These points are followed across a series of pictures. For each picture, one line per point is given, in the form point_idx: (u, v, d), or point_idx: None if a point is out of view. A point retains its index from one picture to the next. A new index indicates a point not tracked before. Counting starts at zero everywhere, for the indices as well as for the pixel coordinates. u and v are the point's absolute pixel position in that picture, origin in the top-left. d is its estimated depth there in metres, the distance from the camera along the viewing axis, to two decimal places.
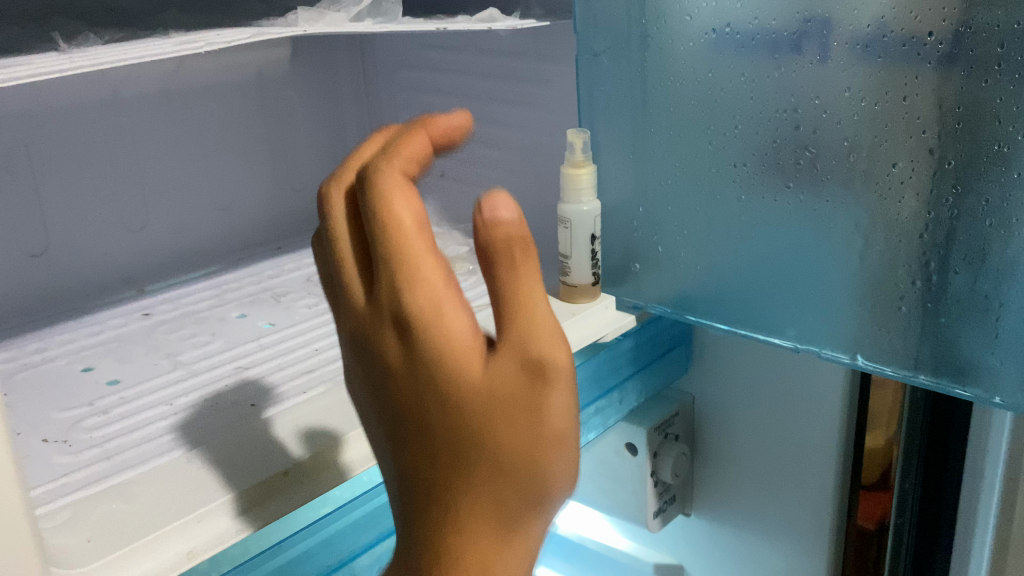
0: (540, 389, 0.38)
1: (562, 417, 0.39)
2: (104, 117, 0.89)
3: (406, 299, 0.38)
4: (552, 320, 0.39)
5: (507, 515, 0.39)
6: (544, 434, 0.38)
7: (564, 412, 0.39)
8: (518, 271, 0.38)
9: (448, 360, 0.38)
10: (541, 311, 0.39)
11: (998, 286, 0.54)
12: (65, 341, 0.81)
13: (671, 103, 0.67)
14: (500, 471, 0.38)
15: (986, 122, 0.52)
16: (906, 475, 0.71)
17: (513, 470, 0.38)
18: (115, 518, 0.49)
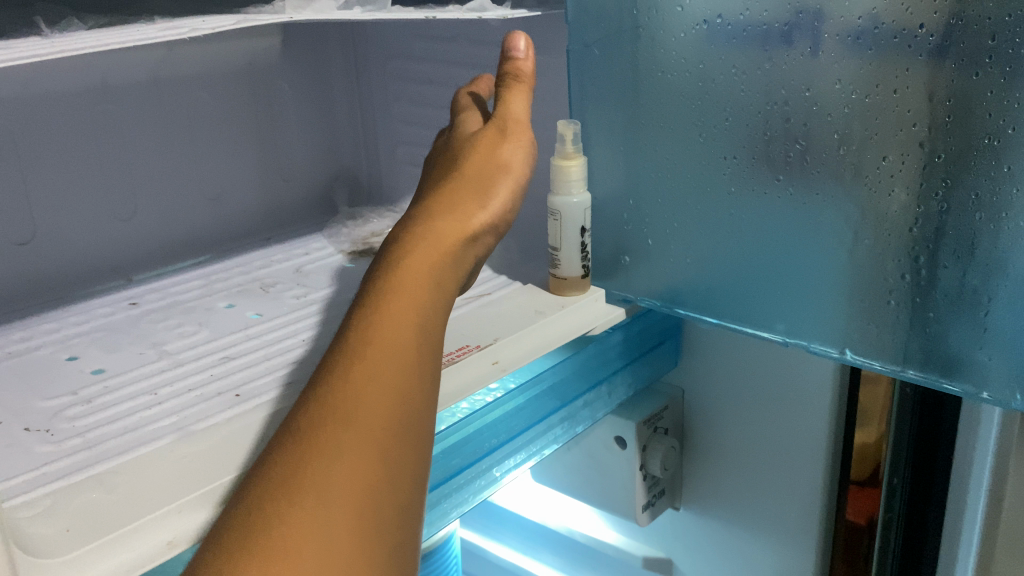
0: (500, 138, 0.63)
1: (514, 172, 0.62)
2: (92, 105, 0.88)
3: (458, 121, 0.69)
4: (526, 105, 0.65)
5: (462, 218, 0.56)
6: (501, 169, 0.62)
7: (496, 207, 0.59)
8: (511, 89, 0.66)
9: (472, 131, 0.66)
10: (518, 105, 0.65)
11: (987, 280, 0.54)
12: (51, 330, 0.80)
13: (662, 94, 0.67)
14: (468, 187, 0.60)
15: (976, 115, 0.52)
16: (895, 470, 0.71)
17: (478, 179, 0.60)
18: (95, 507, 0.49)
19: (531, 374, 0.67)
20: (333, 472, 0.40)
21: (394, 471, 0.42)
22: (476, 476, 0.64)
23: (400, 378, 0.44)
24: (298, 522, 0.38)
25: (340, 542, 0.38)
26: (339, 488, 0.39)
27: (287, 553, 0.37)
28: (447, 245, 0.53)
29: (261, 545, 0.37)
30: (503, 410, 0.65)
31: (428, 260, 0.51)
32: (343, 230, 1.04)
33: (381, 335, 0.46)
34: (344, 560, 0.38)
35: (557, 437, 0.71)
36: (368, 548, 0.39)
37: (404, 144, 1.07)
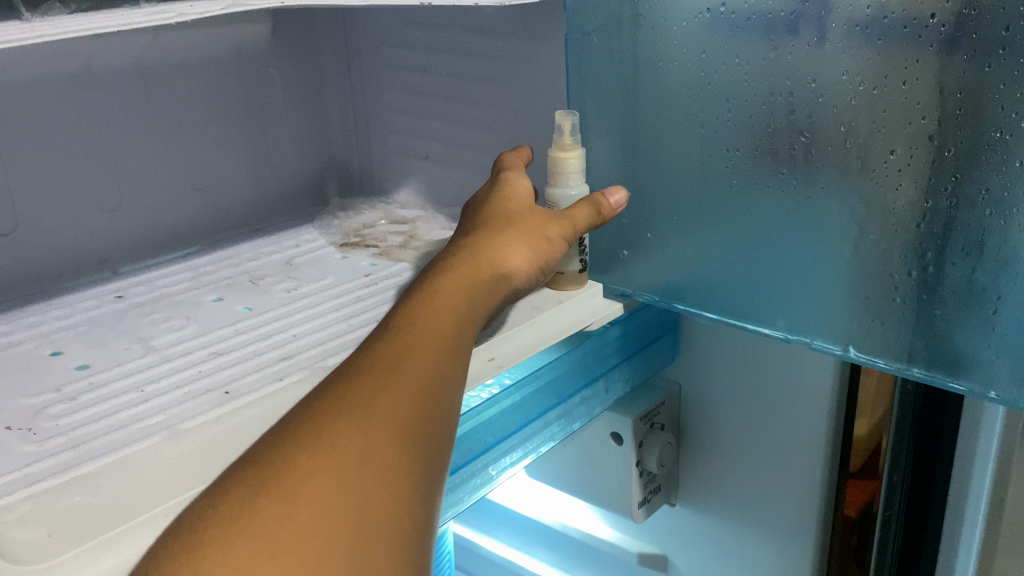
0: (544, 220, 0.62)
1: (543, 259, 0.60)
2: (76, 93, 0.86)
3: (505, 183, 0.66)
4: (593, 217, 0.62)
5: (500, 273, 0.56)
6: (541, 250, 0.60)
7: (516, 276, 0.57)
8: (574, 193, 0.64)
9: (515, 203, 0.63)
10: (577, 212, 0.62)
11: (996, 277, 0.53)
12: (34, 324, 0.78)
13: (663, 85, 0.65)
14: (513, 244, 0.58)
15: (987, 108, 0.51)
16: (895, 467, 0.70)
17: (522, 241, 0.59)
18: (78, 512, 0.47)
19: (528, 371, 0.66)
20: (376, 402, 0.39)
21: (431, 421, 0.40)
22: (472, 475, 0.63)
23: (434, 356, 0.44)
24: (338, 436, 0.37)
25: (377, 460, 0.37)
26: (380, 415, 0.38)
27: (326, 458, 0.36)
28: (479, 294, 0.53)
29: (300, 451, 0.36)
30: (499, 408, 0.63)
31: (461, 302, 0.51)
32: (334, 221, 1.02)
33: (420, 329, 0.46)
34: (379, 477, 0.36)
35: (553, 434, 0.70)
36: (404, 476, 0.37)
37: (396, 134, 1.05)
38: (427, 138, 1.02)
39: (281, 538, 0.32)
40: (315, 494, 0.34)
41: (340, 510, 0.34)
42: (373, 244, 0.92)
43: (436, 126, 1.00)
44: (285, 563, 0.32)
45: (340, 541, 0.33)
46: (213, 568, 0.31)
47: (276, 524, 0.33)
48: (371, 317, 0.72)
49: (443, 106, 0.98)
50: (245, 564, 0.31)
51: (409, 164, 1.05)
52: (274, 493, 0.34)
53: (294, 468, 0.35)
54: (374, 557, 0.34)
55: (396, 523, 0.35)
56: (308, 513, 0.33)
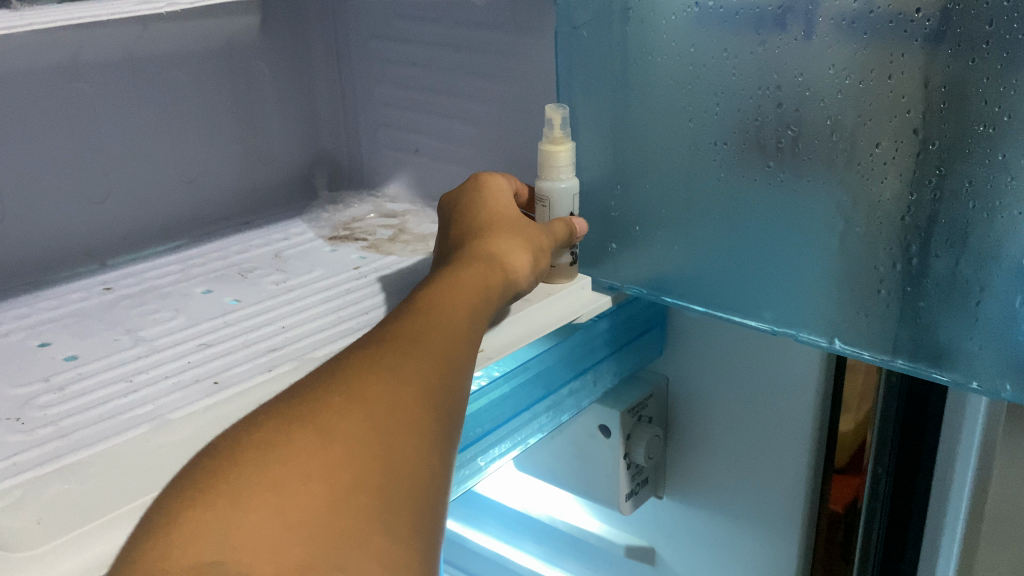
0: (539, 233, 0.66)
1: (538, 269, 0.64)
2: (63, 83, 0.86)
3: (499, 186, 0.69)
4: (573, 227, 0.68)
5: (506, 268, 0.60)
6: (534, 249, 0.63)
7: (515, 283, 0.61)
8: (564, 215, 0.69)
9: (511, 210, 0.67)
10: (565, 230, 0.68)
11: (980, 269, 0.54)
12: (21, 315, 0.78)
13: (652, 79, 0.66)
14: (514, 241, 0.62)
15: (971, 102, 0.51)
16: (879, 459, 0.71)
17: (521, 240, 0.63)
18: (67, 500, 0.47)
19: (517, 362, 0.66)
20: (404, 364, 0.42)
21: (450, 388, 0.44)
22: (461, 466, 0.63)
23: (452, 335, 0.47)
24: (370, 388, 0.40)
25: (405, 413, 0.40)
26: (407, 376, 0.42)
27: (358, 405, 0.39)
28: (489, 286, 0.57)
29: (334, 396, 0.39)
30: (488, 399, 0.63)
31: (473, 293, 0.54)
32: (323, 214, 1.03)
33: (438, 314, 0.49)
34: (406, 428, 0.39)
35: (542, 426, 0.70)
36: (428, 430, 0.40)
37: (386, 128, 1.05)
38: (418, 132, 1.02)
39: (316, 468, 0.35)
40: (347, 432, 0.37)
41: (370, 452, 0.37)
42: (363, 237, 0.93)
43: (427, 120, 1.00)
44: (316, 490, 0.35)
45: (368, 477, 0.36)
46: (250, 486, 0.34)
47: (312, 455, 0.36)
48: (361, 309, 0.73)
49: (433, 100, 0.98)
50: (280, 486, 0.34)
51: (399, 158, 1.06)
52: (310, 428, 0.37)
53: (328, 409, 0.38)
54: (397, 496, 0.37)
55: (419, 469, 0.38)
56: (342, 448, 0.36)
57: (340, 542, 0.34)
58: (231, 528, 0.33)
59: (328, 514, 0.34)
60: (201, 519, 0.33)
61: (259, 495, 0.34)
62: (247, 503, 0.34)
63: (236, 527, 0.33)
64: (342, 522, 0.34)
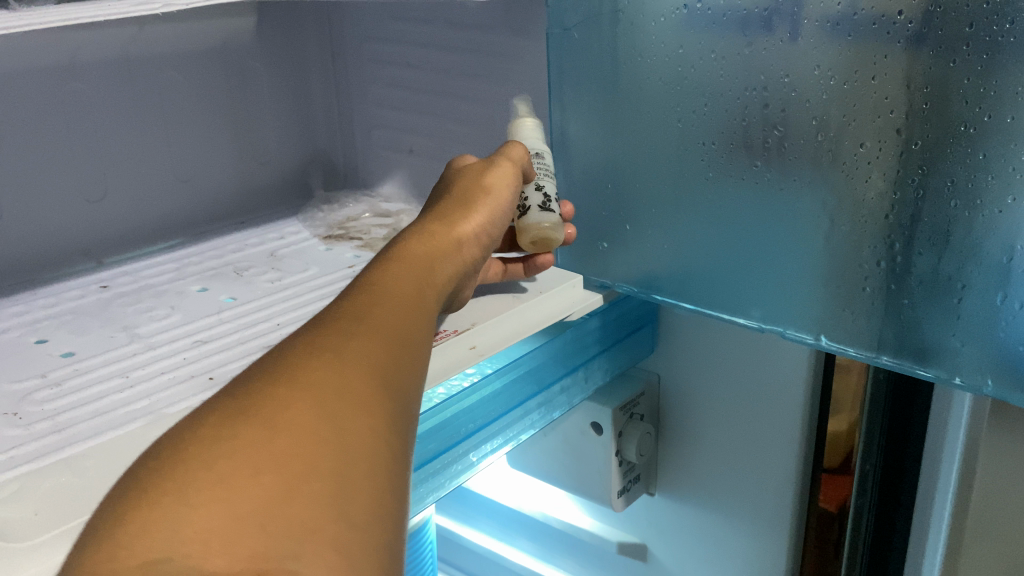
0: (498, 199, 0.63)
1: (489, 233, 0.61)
2: (60, 83, 0.87)
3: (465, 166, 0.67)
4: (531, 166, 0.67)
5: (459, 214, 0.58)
6: (489, 194, 0.62)
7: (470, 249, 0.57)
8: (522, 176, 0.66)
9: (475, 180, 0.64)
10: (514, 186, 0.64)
11: (961, 267, 0.55)
12: (19, 313, 0.78)
13: (642, 80, 0.67)
14: (468, 194, 0.61)
15: (952, 102, 0.52)
16: (867, 456, 0.72)
17: (473, 190, 0.62)
18: (64, 492, 0.48)
19: (509, 359, 0.67)
20: (351, 339, 0.38)
21: (407, 364, 0.40)
22: (453, 461, 0.64)
23: (410, 294, 0.45)
24: (315, 367, 0.35)
25: (357, 392, 0.35)
26: (357, 353, 0.37)
27: (304, 389, 0.34)
28: (441, 231, 0.55)
29: (278, 381, 0.34)
30: (480, 396, 0.64)
31: (424, 241, 0.53)
32: (318, 214, 1.03)
33: (395, 266, 0.48)
34: (361, 407, 0.34)
35: (534, 423, 0.71)
36: (385, 409, 0.36)
37: (381, 128, 1.06)
38: (412, 132, 1.03)
39: (262, 461, 0.31)
40: (296, 419, 0.32)
41: (322, 435, 0.32)
42: (357, 237, 0.93)
43: (421, 121, 1.01)
44: (266, 483, 0.30)
45: (321, 462, 0.31)
46: (192, 486, 0.29)
47: (256, 446, 0.31)
48: None
49: (427, 100, 0.99)
50: (225, 482, 0.30)
51: (394, 158, 1.06)
52: (254, 419, 0.32)
53: (272, 396, 0.33)
54: (359, 481, 0.32)
55: (381, 452, 0.34)
56: (290, 435, 0.32)
57: (300, 534, 0.29)
58: (176, 529, 0.28)
59: (282, 505, 0.29)
60: (143, 524, 0.28)
61: (202, 493, 0.29)
62: (192, 502, 0.29)
63: (182, 530, 0.28)
64: (299, 513, 0.30)
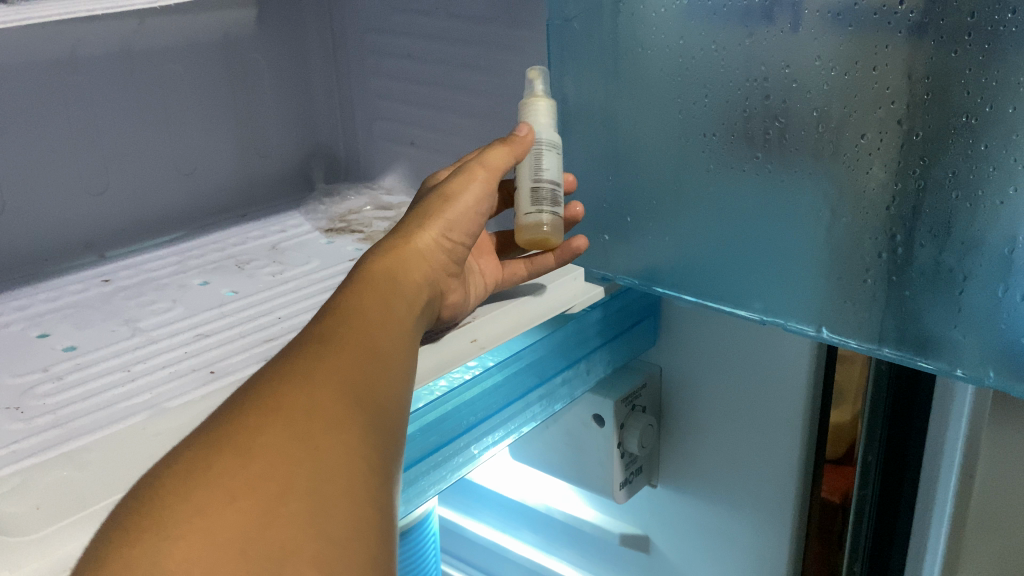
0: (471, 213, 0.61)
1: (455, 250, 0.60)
2: (62, 76, 0.87)
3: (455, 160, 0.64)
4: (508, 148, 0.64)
5: (412, 227, 0.57)
6: (450, 199, 0.60)
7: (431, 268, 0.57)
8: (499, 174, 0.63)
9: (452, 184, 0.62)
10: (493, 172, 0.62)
11: (963, 258, 0.54)
12: (21, 306, 0.79)
13: (642, 71, 0.66)
14: (429, 204, 0.60)
15: (953, 93, 0.52)
16: (869, 446, 0.71)
17: (432, 199, 0.60)
18: (65, 486, 0.48)
19: (509, 352, 0.67)
20: (318, 363, 0.40)
21: (377, 380, 0.41)
22: (454, 453, 0.64)
23: (378, 308, 0.47)
24: (286, 394, 0.37)
25: (325, 413, 0.37)
26: (326, 375, 0.39)
27: (274, 415, 0.36)
28: (398, 249, 0.55)
29: (248, 411, 0.36)
30: (481, 388, 0.64)
31: (381, 261, 0.53)
32: (320, 207, 1.04)
33: (361, 286, 0.49)
34: (331, 427, 0.37)
35: (535, 415, 0.71)
36: (356, 425, 0.38)
37: (382, 120, 1.06)
38: (413, 124, 1.02)
39: (238, 488, 0.33)
40: (268, 446, 0.35)
41: (292, 458, 0.35)
42: (359, 229, 0.93)
43: (421, 113, 1.01)
44: (243, 509, 0.32)
45: (295, 484, 0.34)
46: (174, 516, 0.32)
47: (231, 475, 0.33)
48: None
49: (428, 92, 0.99)
50: (203, 510, 0.32)
51: (395, 150, 1.06)
52: (227, 449, 0.34)
53: (244, 425, 0.35)
54: (332, 497, 0.34)
55: (352, 468, 0.36)
56: (263, 463, 0.34)
57: (277, 554, 0.32)
58: (157, 561, 0.30)
59: (259, 527, 0.32)
60: (127, 559, 0.30)
61: (183, 523, 0.31)
62: (173, 532, 0.31)
63: (164, 556, 0.30)
64: (275, 533, 0.32)
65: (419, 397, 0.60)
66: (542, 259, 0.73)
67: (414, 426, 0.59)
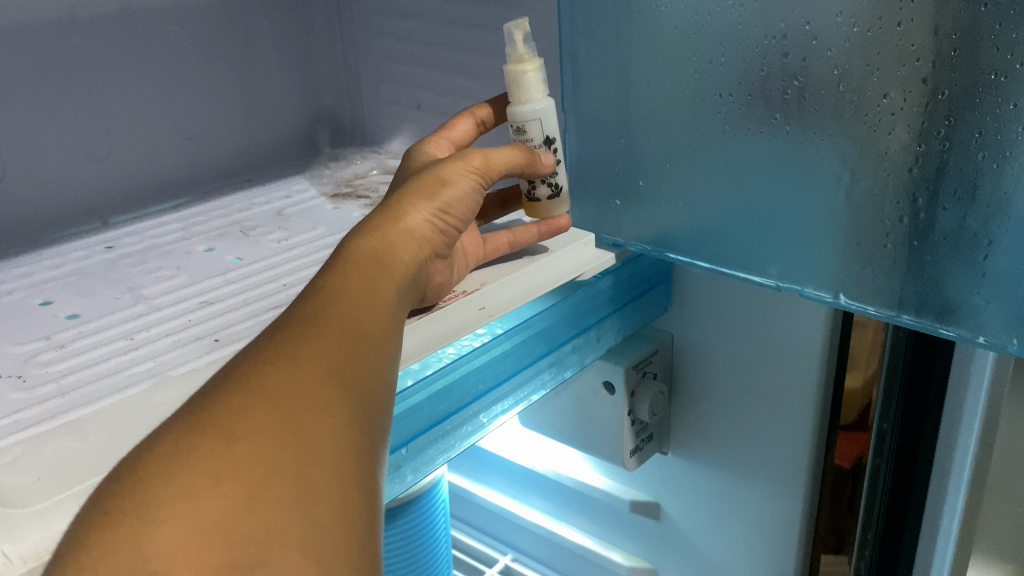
0: (467, 207, 0.58)
1: (446, 238, 0.57)
2: (60, 38, 0.85)
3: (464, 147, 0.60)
4: (518, 157, 0.62)
5: (402, 206, 0.54)
6: (447, 183, 0.57)
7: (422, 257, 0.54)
8: (502, 170, 0.61)
9: (451, 168, 0.58)
10: (501, 160, 0.61)
11: (988, 222, 0.52)
12: (25, 274, 0.78)
13: (656, 29, 0.64)
14: (425, 184, 0.57)
15: (982, 49, 0.50)
16: (884, 415, 0.70)
17: (429, 179, 0.57)
18: (68, 457, 0.47)
19: (518, 320, 0.66)
20: (304, 344, 0.38)
21: (365, 364, 0.40)
22: (464, 421, 0.63)
23: (364, 287, 0.45)
24: (269, 374, 0.36)
25: (309, 395, 0.36)
26: (312, 356, 0.38)
27: (257, 396, 0.35)
28: (382, 229, 0.51)
29: (234, 392, 0.35)
30: (489, 356, 0.63)
31: (364, 244, 0.49)
32: (325, 172, 1.02)
33: (347, 266, 0.46)
34: (316, 410, 0.36)
35: (545, 383, 0.70)
36: (344, 407, 0.37)
37: (389, 82, 1.04)
38: (419, 86, 1.00)
39: (223, 469, 0.32)
40: (253, 429, 0.34)
41: (277, 441, 0.34)
42: (365, 194, 0.92)
43: (427, 74, 0.99)
44: (227, 493, 0.32)
45: (281, 467, 0.33)
46: (157, 499, 0.31)
47: (214, 458, 0.32)
48: None
49: (433, 53, 0.97)
50: (187, 494, 0.31)
51: (401, 114, 1.04)
52: (210, 431, 0.33)
53: (227, 407, 0.35)
54: (321, 484, 0.34)
55: (336, 452, 0.35)
56: (248, 446, 0.33)
57: (263, 539, 0.31)
58: (142, 544, 0.30)
59: (243, 512, 0.31)
60: (111, 542, 0.30)
61: (166, 508, 0.31)
62: (157, 516, 0.31)
63: (149, 542, 0.30)
64: (260, 517, 0.32)
65: (428, 364, 0.59)
66: (524, 232, 0.70)
67: (423, 393, 0.58)
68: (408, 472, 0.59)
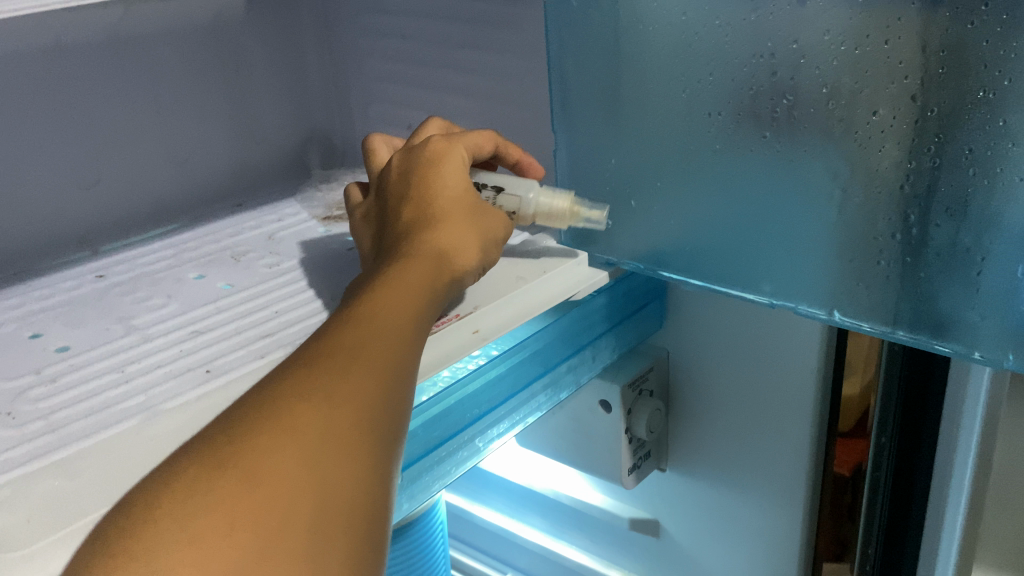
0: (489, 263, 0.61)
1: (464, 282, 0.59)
2: (49, 68, 0.85)
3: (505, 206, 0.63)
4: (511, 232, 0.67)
5: (457, 244, 0.55)
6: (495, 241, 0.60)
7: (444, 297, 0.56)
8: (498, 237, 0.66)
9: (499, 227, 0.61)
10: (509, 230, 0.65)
11: (981, 238, 0.52)
12: (14, 306, 0.77)
13: (645, 49, 0.64)
14: (483, 232, 0.58)
15: (970, 66, 0.50)
16: (883, 428, 0.69)
17: (487, 229, 0.59)
18: (58, 497, 0.47)
19: (514, 341, 0.65)
20: (337, 382, 0.39)
21: (395, 405, 0.41)
22: (458, 447, 0.63)
23: (406, 321, 0.46)
24: (300, 414, 0.37)
25: (335, 441, 0.37)
26: (347, 398, 0.39)
27: (288, 438, 0.36)
28: (439, 259, 0.52)
29: (263, 430, 0.36)
30: (484, 380, 0.63)
31: (424, 274, 0.50)
32: (317, 193, 1.02)
33: (403, 298, 0.47)
34: (338, 458, 0.37)
35: (541, 405, 0.70)
36: (364, 457, 0.38)
37: (379, 102, 1.04)
38: (409, 105, 1.00)
39: (238, 516, 0.33)
40: (275, 474, 0.35)
41: (297, 491, 0.35)
42: None
43: (417, 94, 0.99)
44: (241, 542, 0.33)
45: (294, 518, 0.34)
46: (166, 541, 0.32)
47: (232, 502, 0.34)
48: None
49: (422, 73, 0.97)
50: (199, 539, 0.32)
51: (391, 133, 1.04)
52: (234, 472, 0.35)
53: (254, 446, 0.36)
54: (329, 536, 0.35)
55: (351, 505, 0.36)
56: (266, 493, 0.34)
57: None
58: None
59: (254, 562, 0.33)
60: None
61: (176, 552, 0.32)
62: (166, 559, 0.32)
63: None
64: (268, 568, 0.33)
65: (423, 389, 0.58)
66: None
67: (418, 420, 0.57)
68: (404, 499, 0.58)
